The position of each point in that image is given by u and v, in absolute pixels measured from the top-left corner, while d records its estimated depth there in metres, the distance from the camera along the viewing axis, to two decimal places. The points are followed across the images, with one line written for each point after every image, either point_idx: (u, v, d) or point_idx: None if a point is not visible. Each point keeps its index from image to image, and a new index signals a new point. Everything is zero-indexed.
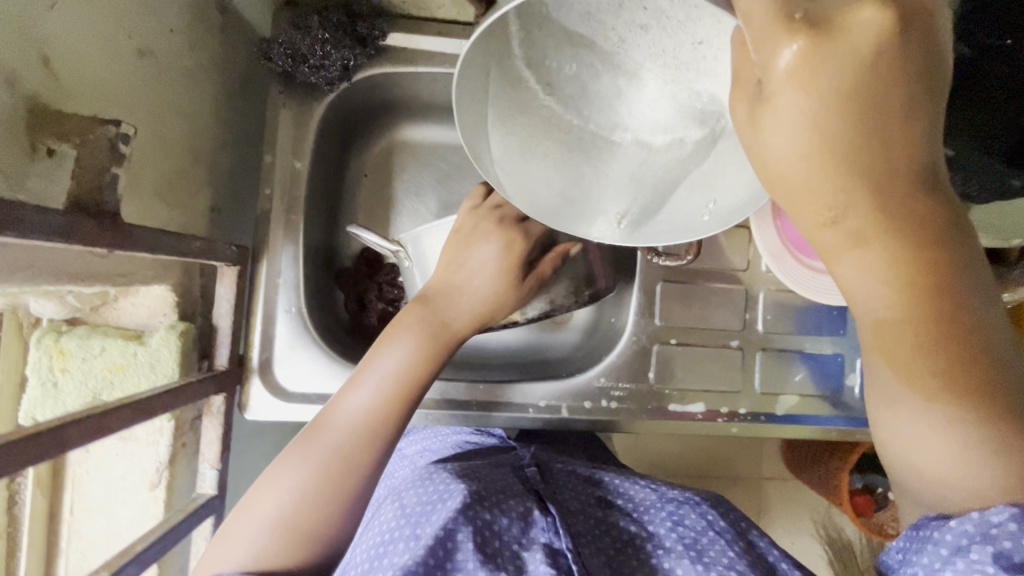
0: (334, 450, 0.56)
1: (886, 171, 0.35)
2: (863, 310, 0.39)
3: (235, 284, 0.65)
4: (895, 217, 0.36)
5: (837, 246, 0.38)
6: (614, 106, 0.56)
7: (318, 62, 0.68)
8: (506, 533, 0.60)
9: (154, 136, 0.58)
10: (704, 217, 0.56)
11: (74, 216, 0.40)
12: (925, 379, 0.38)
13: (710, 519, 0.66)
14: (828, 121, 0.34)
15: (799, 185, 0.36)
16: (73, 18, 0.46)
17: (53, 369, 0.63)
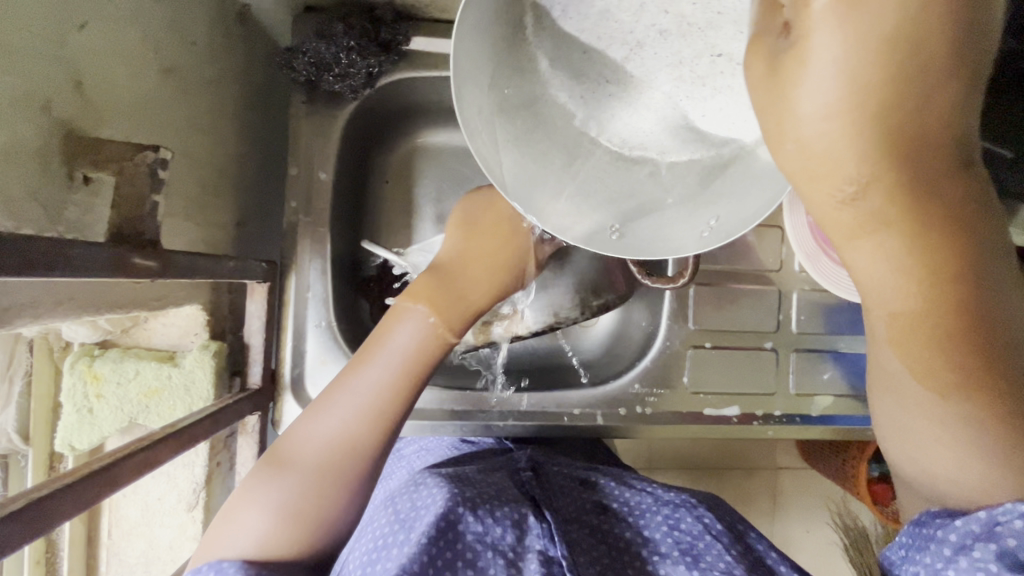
0: (343, 434, 0.53)
1: (917, 147, 0.35)
2: (877, 300, 0.40)
3: (265, 301, 0.64)
4: (921, 198, 0.36)
5: (858, 223, 0.37)
6: (615, 113, 0.56)
7: (343, 71, 0.66)
8: (501, 541, 0.59)
9: (181, 153, 0.56)
10: (704, 234, 0.52)
11: (118, 249, 0.38)
12: (940, 373, 0.39)
13: (707, 522, 0.64)
14: (866, 74, 0.33)
15: (823, 148, 0.35)
16: (102, 38, 0.44)
17: (88, 395, 0.62)
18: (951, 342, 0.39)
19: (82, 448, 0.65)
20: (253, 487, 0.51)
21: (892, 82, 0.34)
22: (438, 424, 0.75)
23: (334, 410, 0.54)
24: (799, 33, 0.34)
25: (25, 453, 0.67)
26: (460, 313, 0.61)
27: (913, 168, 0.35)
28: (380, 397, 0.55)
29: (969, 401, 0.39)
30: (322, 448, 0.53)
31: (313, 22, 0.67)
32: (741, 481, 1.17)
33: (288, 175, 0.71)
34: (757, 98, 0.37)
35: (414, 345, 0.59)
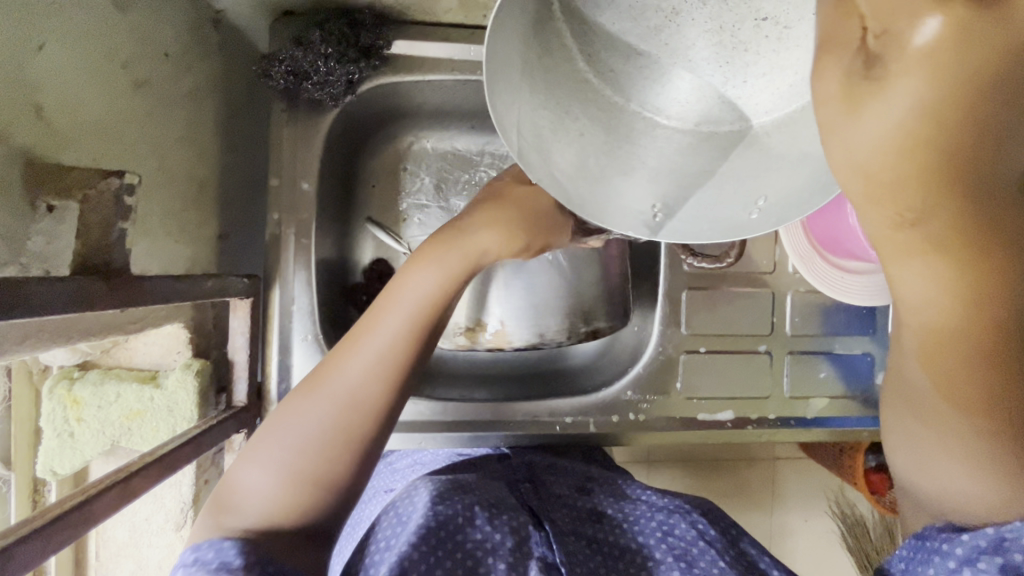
0: (355, 395, 0.48)
1: (979, 183, 0.34)
2: (916, 318, 0.39)
3: (249, 317, 0.62)
4: (977, 229, 0.35)
5: (907, 245, 0.36)
6: (654, 89, 0.52)
7: (323, 78, 0.65)
8: (501, 547, 0.57)
9: (157, 170, 0.55)
10: (753, 215, 0.50)
11: (82, 281, 0.37)
12: (963, 398, 0.38)
13: (700, 528, 0.63)
14: (942, 110, 0.33)
15: (887, 175, 0.34)
16: (62, 58, 0.43)
17: (68, 419, 0.61)
18: (966, 356, 0.38)
19: (65, 472, 0.64)
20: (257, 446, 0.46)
21: (968, 114, 0.33)
22: (427, 435, 0.74)
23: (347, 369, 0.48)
24: (887, 62, 0.33)
25: (7, 479, 0.67)
26: (478, 265, 0.56)
27: (968, 197, 0.34)
28: (402, 351, 0.50)
29: (982, 416, 0.38)
30: (331, 407, 0.47)
31: (292, 27, 0.65)
32: (740, 474, 1.17)
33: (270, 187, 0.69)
34: (823, 113, 0.35)
35: (431, 298, 0.52)
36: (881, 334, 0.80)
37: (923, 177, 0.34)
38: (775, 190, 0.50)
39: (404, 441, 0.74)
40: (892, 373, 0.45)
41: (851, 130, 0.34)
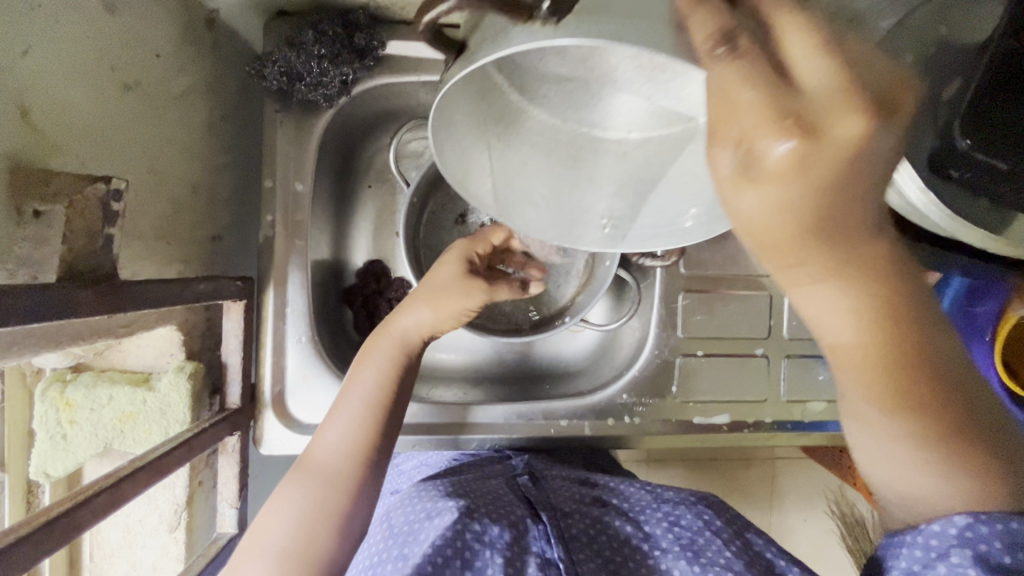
0: (332, 469, 0.55)
1: (851, 226, 0.33)
2: (823, 335, 0.38)
3: (242, 319, 0.62)
4: (854, 261, 0.34)
5: (799, 277, 0.35)
6: (585, 112, 0.50)
7: (316, 80, 0.64)
8: (498, 540, 0.58)
9: (148, 172, 0.55)
10: (688, 223, 0.56)
11: (69, 288, 0.37)
12: (896, 408, 0.39)
13: (706, 518, 0.63)
14: (805, 195, 0.30)
15: (776, 241, 0.32)
16: (50, 60, 0.42)
17: (60, 421, 0.62)
18: (898, 372, 0.38)
19: (58, 475, 0.64)
20: (286, 487, 0.54)
21: (836, 185, 0.30)
22: (421, 438, 0.74)
23: (342, 418, 0.57)
24: (759, 169, 0.29)
25: None
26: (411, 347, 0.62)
27: (837, 244, 0.33)
28: (379, 401, 0.59)
29: (923, 419, 0.39)
30: (311, 483, 0.54)
31: (284, 27, 0.64)
32: (737, 474, 1.16)
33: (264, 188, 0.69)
34: (716, 186, 0.32)
35: (380, 382, 0.59)
36: None
37: (824, 241, 0.32)
38: (701, 199, 0.54)
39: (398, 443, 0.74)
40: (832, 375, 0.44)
41: (750, 207, 0.31)
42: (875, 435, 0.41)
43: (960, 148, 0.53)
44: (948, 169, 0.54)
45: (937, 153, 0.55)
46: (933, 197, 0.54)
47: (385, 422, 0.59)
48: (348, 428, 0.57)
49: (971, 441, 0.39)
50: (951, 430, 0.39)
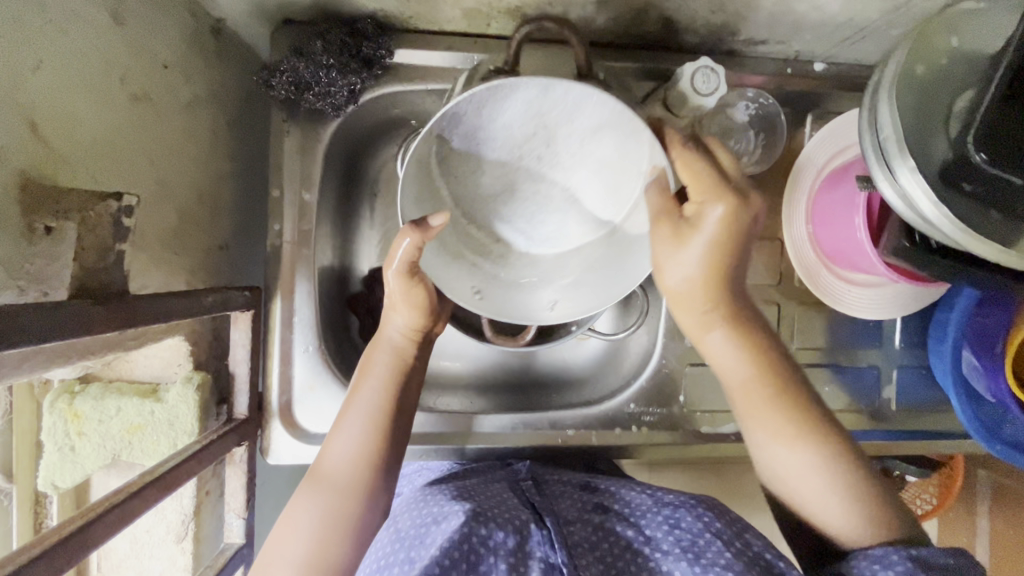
0: (342, 479, 0.55)
1: (738, 302, 0.54)
2: (731, 379, 0.56)
3: (250, 330, 0.62)
4: (746, 323, 0.55)
5: (712, 324, 0.54)
6: (515, 206, 0.64)
7: (324, 89, 0.64)
8: (501, 546, 0.57)
9: (157, 184, 0.55)
10: (551, 310, 0.64)
11: (81, 307, 0.37)
12: (790, 434, 0.54)
13: (707, 520, 0.60)
14: (715, 263, 0.52)
15: (700, 290, 0.53)
16: (60, 76, 0.42)
17: (68, 433, 0.62)
18: (780, 402, 0.54)
19: (66, 486, 0.65)
20: (299, 499, 0.54)
21: (729, 266, 0.52)
22: (428, 447, 0.74)
23: (348, 433, 0.57)
24: (695, 222, 0.52)
25: (8, 493, 0.68)
26: (405, 356, 0.61)
27: (734, 307, 0.54)
28: (381, 414, 0.58)
29: (814, 447, 0.54)
30: (325, 496, 0.54)
31: (291, 36, 0.64)
32: (742, 478, 1.16)
33: (271, 198, 0.69)
34: (660, 245, 0.53)
35: (383, 394, 0.59)
36: (887, 346, 0.80)
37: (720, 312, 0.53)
38: (574, 295, 0.64)
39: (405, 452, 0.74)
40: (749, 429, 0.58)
41: (669, 273, 0.53)
42: (783, 462, 0.55)
43: (975, 162, 0.53)
44: (959, 180, 0.53)
45: (949, 165, 0.54)
46: (946, 210, 0.52)
47: (388, 433, 0.58)
48: (355, 441, 0.56)
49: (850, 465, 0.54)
50: (837, 454, 0.54)
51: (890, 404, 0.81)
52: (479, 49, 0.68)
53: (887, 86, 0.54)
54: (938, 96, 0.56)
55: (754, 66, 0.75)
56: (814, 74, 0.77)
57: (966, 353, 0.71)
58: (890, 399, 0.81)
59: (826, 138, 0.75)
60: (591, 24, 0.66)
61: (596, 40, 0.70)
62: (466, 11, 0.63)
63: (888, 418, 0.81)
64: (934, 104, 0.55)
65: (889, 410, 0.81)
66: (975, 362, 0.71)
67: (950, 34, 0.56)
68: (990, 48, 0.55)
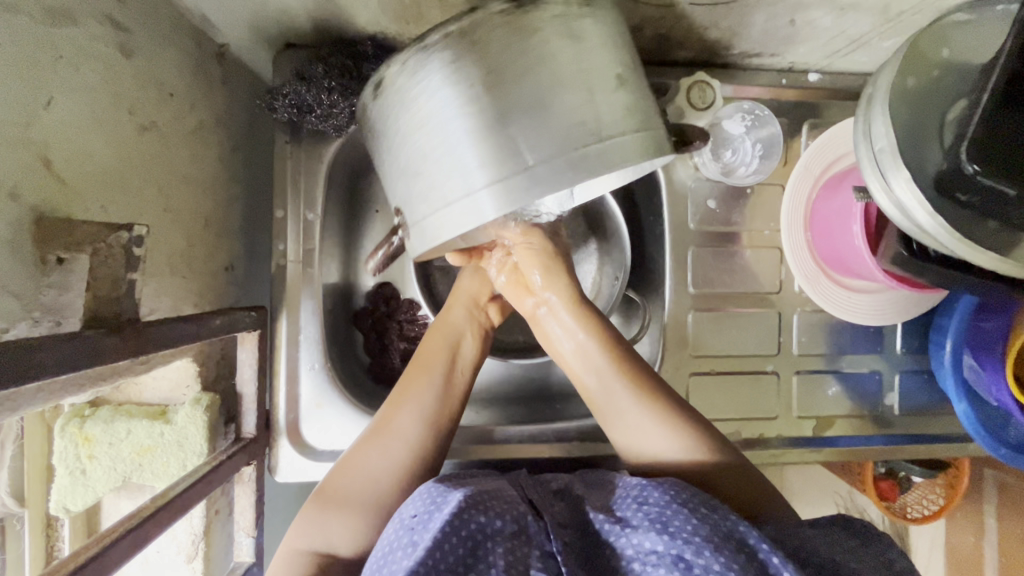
0: (395, 447, 0.60)
1: (563, 277, 0.69)
2: (573, 355, 0.66)
3: (256, 349, 0.62)
4: (580, 307, 0.67)
5: (566, 296, 0.68)
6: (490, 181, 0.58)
7: (326, 111, 0.65)
8: (499, 535, 0.48)
9: (164, 210, 0.56)
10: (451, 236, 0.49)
11: (97, 336, 0.39)
12: (627, 370, 0.63)
13: (674, 491, 0.50)
14: (552, 257, 0.69)
15: (542, 268, 0.69)
16: (71, 112, 0.43)
17: (79, 457, 0.63)
18: (619, 360, 0.64)
19: (78, 509, 0.65)
20: (352, 468, 0.58)
21: (565, 271, 0.69)
22: None
23: (413, 405, 0.63)
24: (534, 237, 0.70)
25: (20, 516, 0.69)
26: (481, 336, 0.71)
27: (568, 281, 0.69)
28: (447, 395, 0.65)
29: (643, 382, 0.62)
30: (387, 461, 0.59)
31: (294, 59, 0.65)
32: None
33: (275, 219, 0.70)
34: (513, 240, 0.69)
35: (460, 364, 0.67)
36: (889, 352, 0.81)
37: (570, 304, 0.67)
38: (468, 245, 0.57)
39: None
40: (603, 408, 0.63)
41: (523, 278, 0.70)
42: (625, 400, 0.62)
43: (968, 173, 0.52)
44: (954, 192, 0.53)
45: (944, 174, 0.53)
46: (940, 220, 0.53)
47: (451, 407, 0.65)
48: (414, 425, 0.62)
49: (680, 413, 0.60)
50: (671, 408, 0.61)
51: (892, 410, 0.82)
52: None
53: (881, 98, 0.55)
54: (931, 108, 0.56)
55: (751, 77, 0.76)
56: (809, 84, 0.78)
57: (967, 358, 0.72)
58: (893, 404, 0.82)
59: (824, 145, 0.75)
60: None
61: None
62: None
63: (893, 422, 0.82)
64: (927, 117, 0.56)
65: (892, 415, 0.82)
66: (975, 364, 0.71)
67: (942, 46, 0.57)
68: (980, 60, 0.56)
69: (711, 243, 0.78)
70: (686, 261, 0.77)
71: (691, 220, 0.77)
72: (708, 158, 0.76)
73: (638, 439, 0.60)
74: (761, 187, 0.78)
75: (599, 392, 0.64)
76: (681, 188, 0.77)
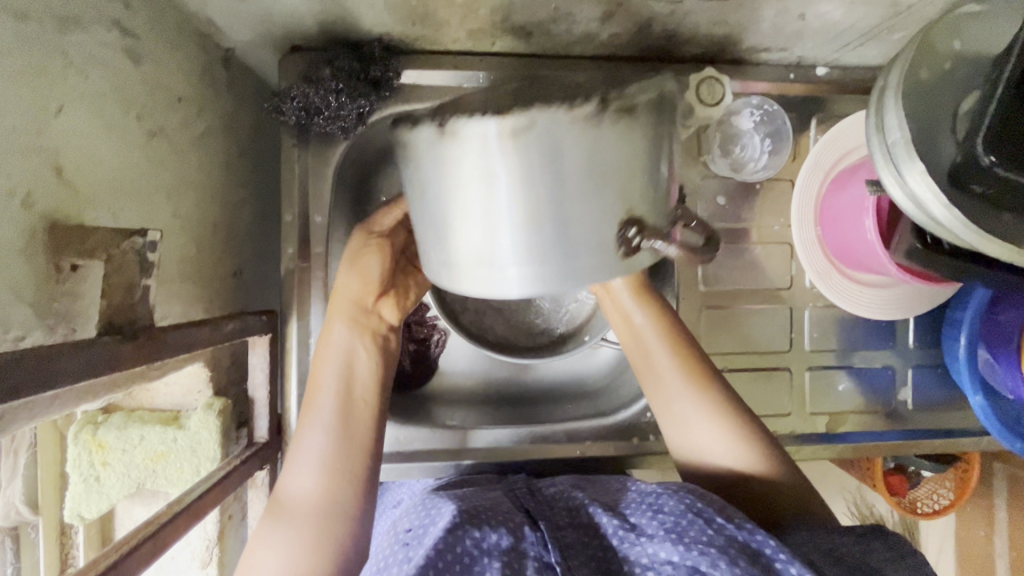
0: (309, 492, 0.54)
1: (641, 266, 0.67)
2: (640, 354, 0.66)
3: (267, 354, 0.62)
4: (653, 301, 0.66)
5: (640, 287, 0.66)
6: None
7: (333, 114, 0.65)
8: (495, 546, 0.51)
9: (175, 216, 0.55)
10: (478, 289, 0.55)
11: (112, 343, 0.38)
12: (698, 370, 0.64)
13: (688, 500, 0.53)
14: None
15: None
16: (79, 118, 0.43)
17: (93, 464, 0.63)
18: (688, 361, 0.65)
19: (93, 516, 0.65)
20: (263, 536, 0.52)
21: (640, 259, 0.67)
22: (446, 463, 0.75)
23: (309, 443, 0.56)
24: None
25: (34, 525, 0.69)
26: (378, 344, 0.64)
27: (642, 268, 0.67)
28: (355, 426, 0.58)
29: (711, 386, 0.64)
30: (302, 514, 0.52)
31: (300, 62, 0.65)
32: None
33: (284, 222, 0.70)
34: None
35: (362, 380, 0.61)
36: (902, 347, 0.81)
37: (646, 299, 0.66)
38: None
39: (423, 471, 0.74)
40: (662, 405, 0.65)
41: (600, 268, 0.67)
42: (689, 405, 0.63)
43: (983, 166, 0.51)
44: (971, 183, 0.52)
45: (960, 166, 0.52)
46: (957, 212, 0.53)
47: (362, 441, 0.57)
48: (315, 469, 0.55)
49: (745, 424, 0.62)
50: (739, 417, 0.63)
51: (906, 405, 0.81)
52: (485, 68, 0.69)
53: (893, 93, 0.54)
54: (945, 99, 0.55)
55: (758, 72, 0.75)
56: (817, 79, 0.77)
57: (982, 351, 0.72)
58: (907, 400, 0.81)
59: (835, 138, 0.74)
60: (595, 39, 0.67)
61: (601, 54, 0.71)
62: (471, 32, 0.64)
63: (906, 417, 0.81)
64: (942, 107, 0.55)
65: (905, 410, 0.81)
66: (992, 358, 0.71)
67: (954, 37, 0.56)
68: (994, 50, 0.55)
69: (721, 240, 0.77)
70: (696, 258, 0.77)
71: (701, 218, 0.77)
72: (717, 155, 0.76)
73: (686, 430, 0.64)
74: (769, 182, 0.78)
75: (662, 392, 0.65)
76: (689, 185, 0.76)
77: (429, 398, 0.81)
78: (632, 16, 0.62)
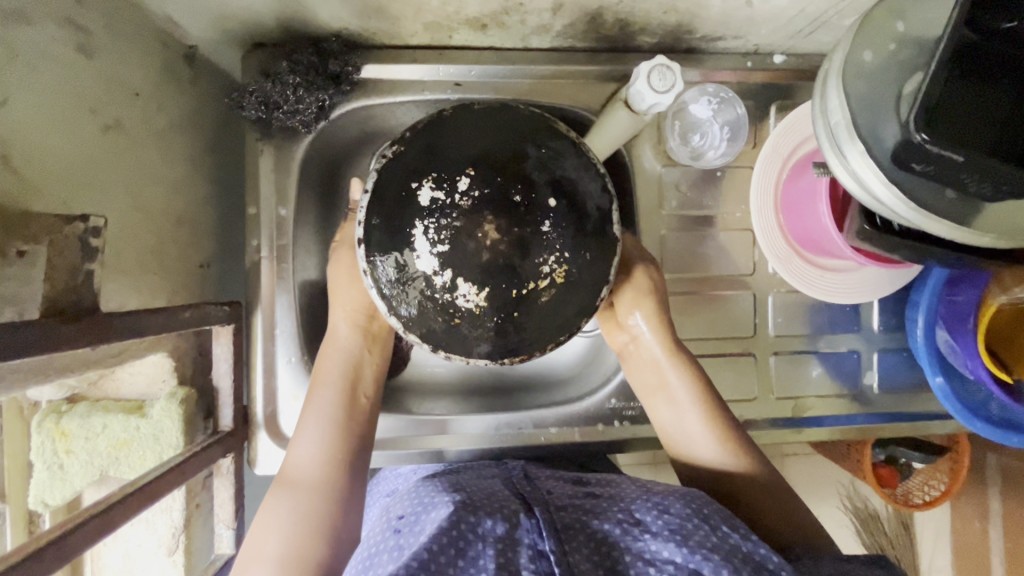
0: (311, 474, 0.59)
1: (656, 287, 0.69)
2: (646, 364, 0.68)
3: (230, 343, 0.63)
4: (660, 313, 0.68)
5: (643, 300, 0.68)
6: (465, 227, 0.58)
7: (294, 107, 0.66)
8: (490, 533, 0.51)
9: (132, 207, 0.57)
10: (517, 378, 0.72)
11: (49, 323, 0.39)
12: (700, 384, 0.66)
13: (694, 505, 0.54)
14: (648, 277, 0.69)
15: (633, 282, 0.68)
16: (28, 111, 0.44)
17: (56, 451, 0.65)
18: (692, 375, 0.67)
19: (55, 503, 0.68)
20: (267, 512, 0.56)
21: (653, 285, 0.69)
22: (412, 452, 0.75)
23: (309, 434, 0.62)
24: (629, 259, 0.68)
25: None
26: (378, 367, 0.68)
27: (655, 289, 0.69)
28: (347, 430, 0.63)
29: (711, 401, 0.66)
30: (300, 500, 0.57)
31: (262, 58, 0.66)
32: None
33: (249, 215, 0.71)
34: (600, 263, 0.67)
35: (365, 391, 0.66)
36: (867, 330, 0.81)
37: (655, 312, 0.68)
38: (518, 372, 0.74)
39: (389, 460, 0.75)
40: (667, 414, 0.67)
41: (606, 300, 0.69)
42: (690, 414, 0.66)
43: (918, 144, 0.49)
44: (909, 162, 0.51)
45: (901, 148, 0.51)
46: (895, 190, 0.53)
47: (353, 438, 0.63)
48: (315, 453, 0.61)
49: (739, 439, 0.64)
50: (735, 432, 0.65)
51: (872, 389, 0.82)
52: (445, 61, 0.70)
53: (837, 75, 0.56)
54: (889, 80, 0.55)
55: (716, 61, 0.76)
56: (776, 66, 0.78)
57: (942, 334, 0.72)
58: (873, 384, 0.82)
59: (792, 125, 0.75)
60: (550, 30, 0.68)
61: (558, 45, 0.72)
62: (427, 25, 0.65)
63: (874, 401, 0.82)
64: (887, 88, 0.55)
65: (872, 394, 0.82)
66: (949, 339, 0.71)
67: (898, 19, 0.56)
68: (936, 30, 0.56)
69: (685, 227, 0.78)
70: (659, 245, 0.78)
71: (664, 206, 0.78)
72: (676, 142, 0.77)
73: (687, 440, 0.65)
74: (731, 169, 0.78)
75: (665, 403, 0.67)
76: (650, 173, 0.77)
77: (400, 389, 0.83)
78: (582, 6, 0.63)
